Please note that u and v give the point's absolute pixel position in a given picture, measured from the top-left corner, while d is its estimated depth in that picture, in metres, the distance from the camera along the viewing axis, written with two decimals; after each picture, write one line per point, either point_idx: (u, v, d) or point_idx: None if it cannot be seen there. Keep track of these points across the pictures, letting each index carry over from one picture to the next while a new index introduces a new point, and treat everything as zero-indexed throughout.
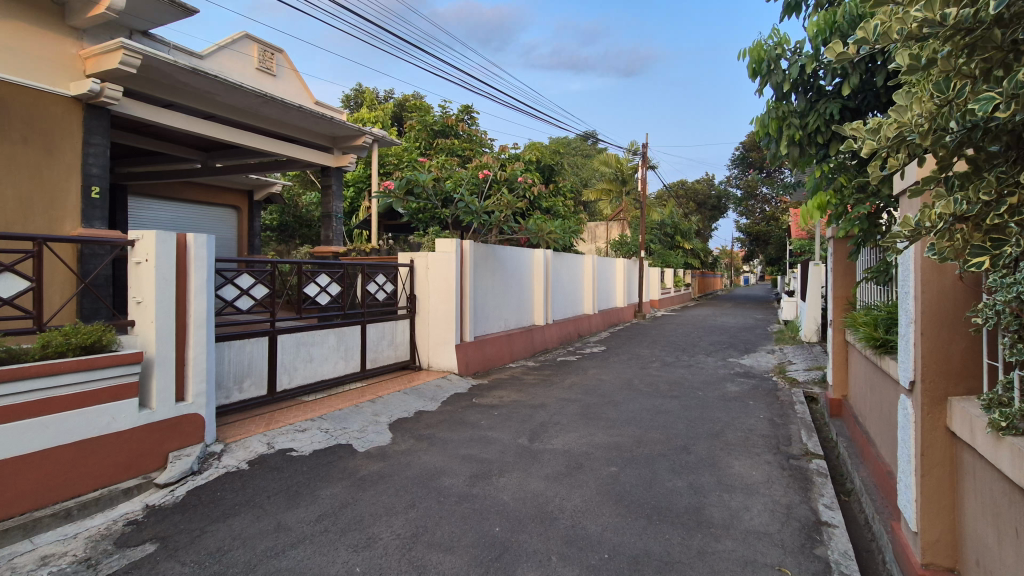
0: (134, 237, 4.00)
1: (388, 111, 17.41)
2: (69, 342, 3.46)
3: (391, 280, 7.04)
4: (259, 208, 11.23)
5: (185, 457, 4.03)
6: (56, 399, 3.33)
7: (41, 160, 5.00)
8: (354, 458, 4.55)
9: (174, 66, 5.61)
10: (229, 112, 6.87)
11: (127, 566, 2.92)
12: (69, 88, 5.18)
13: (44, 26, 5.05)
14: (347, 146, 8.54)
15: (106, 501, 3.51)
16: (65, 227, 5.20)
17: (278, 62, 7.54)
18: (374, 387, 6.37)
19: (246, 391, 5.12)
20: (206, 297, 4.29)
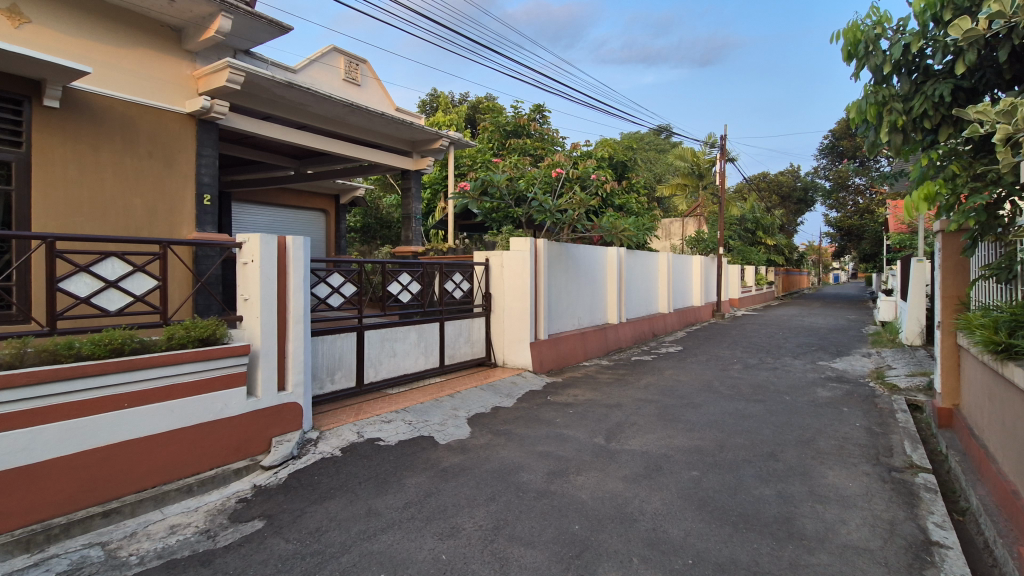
0: (242, 239, 4.36)
1: (462, 114, 17.84)
2: (189, 334, 3.84)
3: (468, 279, 7.22)
4: (344, 211, 11.91)
5: (286, 442, 4.37)
6: (179, 385, 3.72)
7: (162, 171, 5.59)
8: (436, 450, 4.73)
9: (273, 81, 6.05)
10: (318, 121, 7.32)
11: (239, 539, 3.22)
12: (185, 106, 5.76)
13: (164, 51, 5.63)
14: (425, 149, 8.86)
15: (221, 479, 3.89)
16: (183, 232, 5.78)
17: (362, 72, 7.94)
18: (452, 382, 6.58)
19: (338, 383, 5.47)
20: (303, 295, 4.62)
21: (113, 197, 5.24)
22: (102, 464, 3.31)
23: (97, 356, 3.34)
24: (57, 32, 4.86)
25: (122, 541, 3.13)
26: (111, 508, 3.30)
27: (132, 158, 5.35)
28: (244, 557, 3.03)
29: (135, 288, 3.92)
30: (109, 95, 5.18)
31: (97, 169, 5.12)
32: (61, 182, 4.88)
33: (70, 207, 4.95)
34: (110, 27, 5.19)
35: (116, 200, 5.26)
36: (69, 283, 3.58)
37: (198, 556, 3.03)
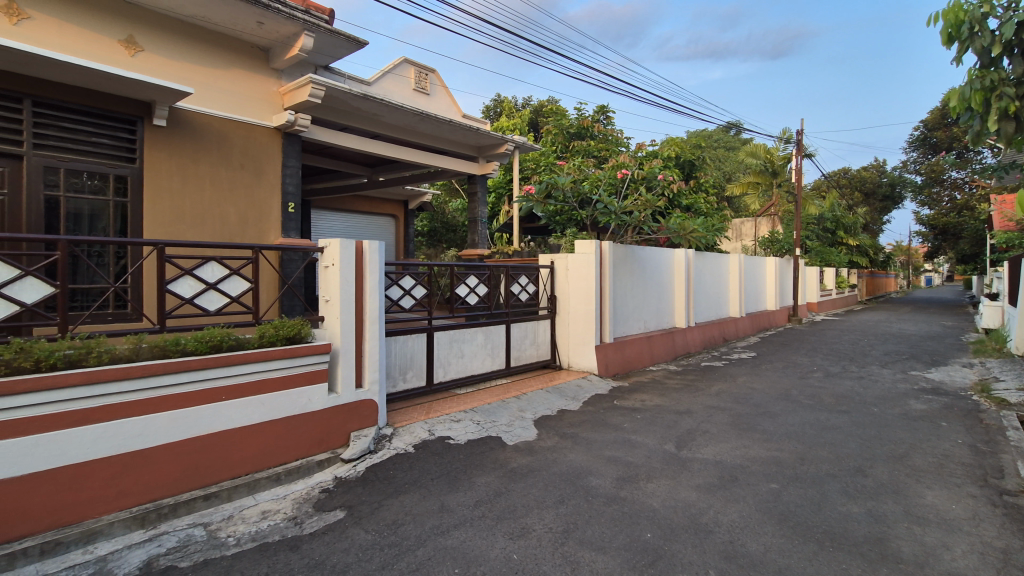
0: (323, 244, 4.62)
1: (526, 118, 17.97)
2: (277, 333, 4.10)
3: (533, 281, 7.27)
4: (413, 216, 12.32)
5: (363, 437, 4.57)
6: (270, 380, 3.99)
7: (252, 182, 6.02)
8: (504, 451, 4.79)
9: (350, 94, 6.37)
10: (390, 131, 7.62)
11: (323, 527, 3.40)
12: (272, 120, 6.19)
13: (254, 70, 6.07)
14: (491, 154, 9.01)
15: (305, 470, 4.13)
16: (270, 237, 6.21)
17: (431, 81, 8.19)
18: (518, 384, 6.63)
19: (409, 382, 5.66)
20: (379, 297, 4.82)
21: (211, 206, 5.69)
22: (203, 451, 3.61)
23: (199, 352, 3.64)
24: (164, 58, 5.36)
25: (221, 523, 3.39)
26: (211, 491, 3.59)
27: (226, 170, 5.80)
28: (328, 545, 3.19)
29: (231, 290, 4.24)
30: (207, 113, 5.64)
31: (197, 181, 5.58)
32: (167, 193, 5.36)
33: (175, 216, 5.42)
34: (208, 51, 5.66)
35: (213, 209, 5.71)
36: (176, 285, 3.92)
37: (287, 540, 3.23)
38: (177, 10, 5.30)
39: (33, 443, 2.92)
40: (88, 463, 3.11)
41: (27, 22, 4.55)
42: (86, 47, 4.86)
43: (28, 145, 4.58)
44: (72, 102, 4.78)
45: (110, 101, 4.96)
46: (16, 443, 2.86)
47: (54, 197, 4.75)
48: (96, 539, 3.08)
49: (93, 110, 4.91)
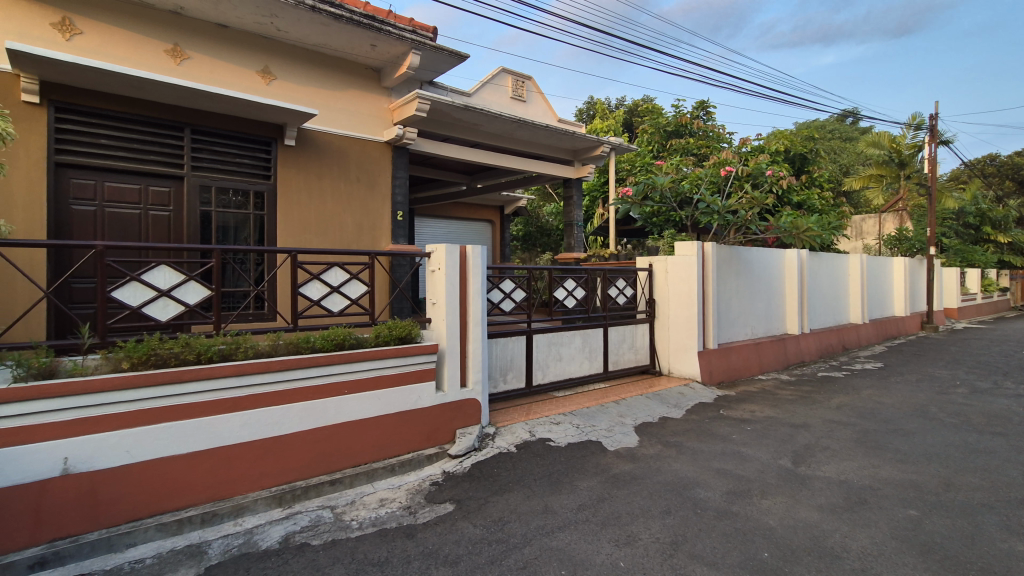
0: (430, 249, 4.86)
1: (619, 119, 17.67)
2: (391, 334, 4.41)
3: (631, 284, 7.13)
4: (509, 221, 12.60)
5: (469, 435, 4.75)
6: (385, 377, 4.28)
7: (366, 193, 6.50)
8: (606, 456, 4.73)
9: (452, 106, 6.65)
10: (489, 139, 7.86)
11: (435, 518, 3.57)
12: (383, 135, 6.64)
13: (368, 90, 6.54)
14: (586, 157, 8.98)
15: (416, 463, 4.36)
16: (382, 244, 6.64)
17: (528, 88, 8.32)
18: (616, 389, 6.54)
19: (510, 383, 5.78)
20: (481, 300, 4.98)
21: (331, 216, 6.21)
22: (329, 440, 3.94)
23: (326, 349, 4.00)
24: (293, 84, 5.96)
25: (346, 507, 3.68)
26: (336, 477, 3.91)
27: (344, 182, 6.31)
28: (440, 535, 3.35)
29: (353, 293, 4.59)
30: (329, 131, 6.17)
31: (320, 194, 6.13)
32: (296, 206, 5.94)
33: (303, 226, 5.98)
34: (329, 74, 6.20)
35: (333, 219, 6.23)
36: (307, 288, 4.33)
37: (403, 528, 3.43)
38: (303, 40, 5.87)
39: (196, 425, 3.37)
40: (238, 445, 3.53)
41: (187, 62, 5.28)
42: (232, 79, 5.54)
43: (188, 167, 5.30)
44: (221, 128, 5.46)
45: (250, 125, 5.60)
46: (184, 425, 3.32)
47: (208, 212, 5.45)
48: (244, 513, 3.47)
49: (237, 134, 5.57)
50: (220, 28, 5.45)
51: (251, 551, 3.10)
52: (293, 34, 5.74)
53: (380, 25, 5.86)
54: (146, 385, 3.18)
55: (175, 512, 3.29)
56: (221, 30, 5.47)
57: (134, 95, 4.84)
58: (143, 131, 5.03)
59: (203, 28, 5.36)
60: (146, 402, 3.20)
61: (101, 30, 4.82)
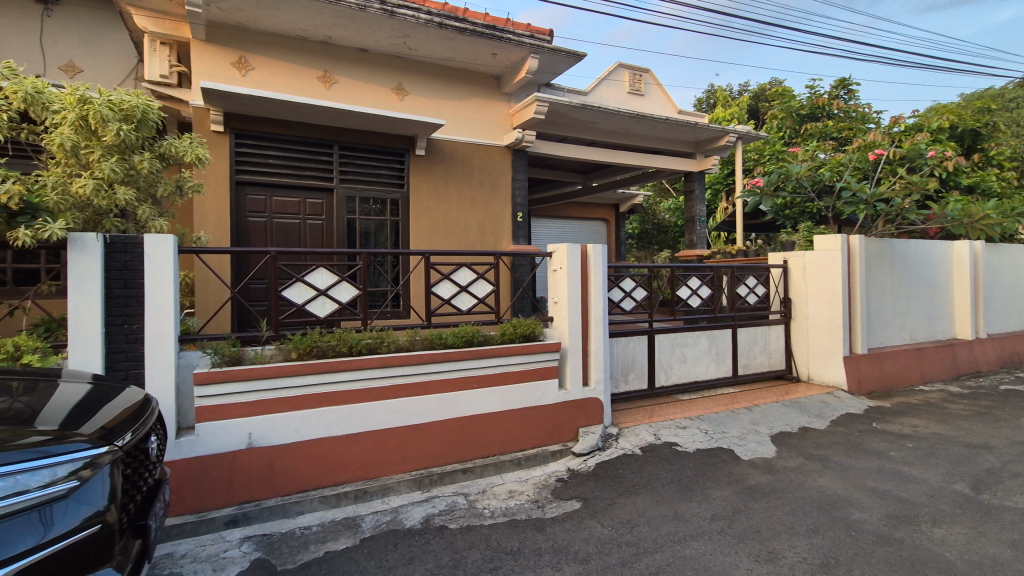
0: (552, 249, 4.92)
1: (742, 106, 16.51)
2: (516, 332, 4.54)
3: (763, 282, 6.64)
4: (624, 219, 12.36)
5: (592, 434, 4.74)
6: (510, 373, 4.41)
7: (488, 196, 6.76)
8: (740, 465, 4.45)
9: (570, 106, 6.66)
10: (605, 136, 7.77)
11: (563, 514, 3.61)
12: (502, 139, 6.85)
13: (488, 97, 6.80)
14: (710, 148, 8.51)
15: (541, 458, 4.45)
16: (503, 244, 6.86)
17: (645, 81, 8.07)
18: (747, 395, 6.12)
19: (631, 384, 5.67)
20: (602, 298, 4.94)
21: (457, 219, 6.55)
22: (461, 431, 4.16)
23: (456, 345, 4.24)
24: (422, 97, 6.37)
25: (478, 495, 3.85)
26: (467, 466, 4.12)
27: (468, 187, 6.62)
28: (569, 532, 3.37)
29: (480, 292, 4.78)
30: (453, 139, 6.51)
31: (447, 199, 6.49)
32: (425, 211, 6.36)
33: (431, 229, 6.38)
34: (454, 85, 6.55)
35: (459, 222, 6.56)
36: (439, 287, 4.60)
37: (532, 521, 3.51)
38: (431, 56, 6.26)
39: (349, 410, 3.75)
40: (382, 431, 3.86)
41: (335, 85, 5.88)
42: (371, 97, 6.07)
43: (336, 180, 5.91)
44: (362, 143, 6.01)
45: (386, 139, 6.11)
46: (339, 410, 3.71)
47: (353, 219, 6.02)
48: (389, 493, 3.79)
49: (376, 148, 6.10)
50: (361, 52, 6.01)
51: (397, 528, 3.36)
52: (422, 51, 6.14)
53: (501, 33, 6.04)
54: (309, 373, 3.60)
55: (334, 487, 3.69)
56: (362, 53, 6.01)
57: (293, 119, 5.51)
58: (300, 149, 5.72)
59: (348, 53, 5.94)
60: (310, 388, 3.62)
61: (268, 65, 5.55)
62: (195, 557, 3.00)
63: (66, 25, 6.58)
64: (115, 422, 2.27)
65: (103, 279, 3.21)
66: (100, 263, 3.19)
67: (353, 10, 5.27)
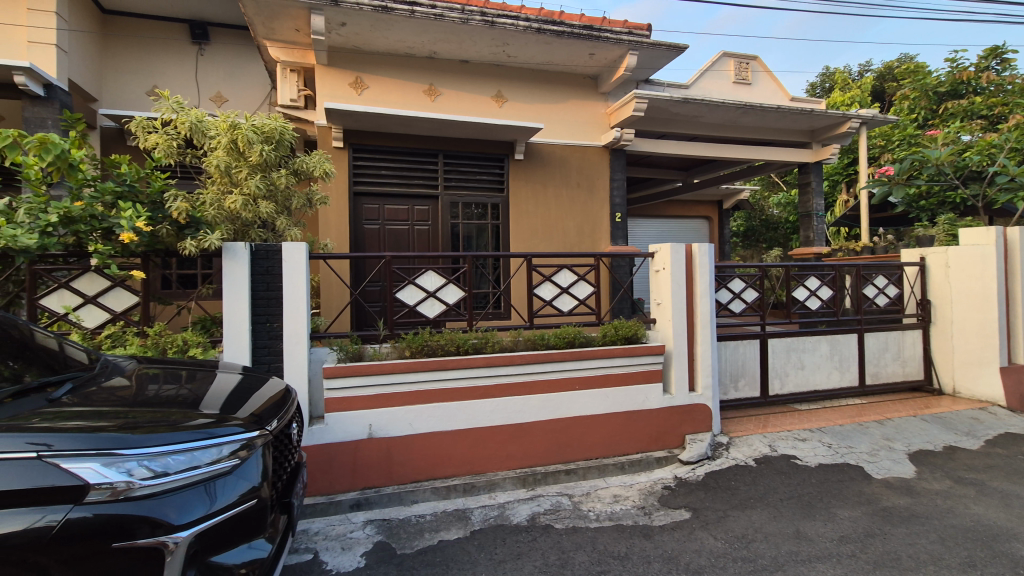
0: (654, 249, 4.78)
1: (865, 88, 14.94)
2: (618, 333, 4.49)
3: (895, 283, 5.97)
4: (728, 216, 11.71)
5: (700, 441, 4.54)
6: (613, 375, 4.35)
7: (586, 197, 6.73)
8: (871, 484, 4.03)
9: (671, 101, 6.44)
10: (709, 130, 7.41)
11: (672, 522, 3.49)
12: (600, 139, 6.79)
13: (586, 97, 6.77)
14: (827, 136, 7.81)
15: (646, 464, 4.34)
16: (602, 246, 6.79)
17: (753, 68, 7.59)
18: (878, 407, 5.52)
19: (742, 391, 5.35)
20: (709, 300, 4.72)
21: (555, 221, 6.59)
22: (564, 432, 4.18)
23: (559, 346, 4.27)
24: (520, 103, 6.50)
25: (582, 497, 3.85)
26: (571, 468, 4.13)
27: (567, 189, 6.64)
28: (679, 542, 3.25)
29: (580, 294, 4.77)
30: (551, 142, 6.56)
31: (546, 201, 6.56)
32: (525, 214, 6.48)
33: (530, 232, 6.48)
34: (552, 89, 6.60)
35: (558, 224, 6.60)
36: (541, 289, 4.66)
37: (640, 527, 3.43)
38: (530, 61, 6.36)
39: (457, 407, 3.91)
40: (488, 428, 3.99)
41: (440, 97, 6.18)
42: (472, 106, 6.30)
43: (441, 187, 6.20)
44: (464, 151, 6.26)
45: (487, 146, 6.30)
46: (447, 406, 3.89)
47: (457, 224, 6.29)
48: (496, 489, 3.91)
49: (477, 154, 6.32)
50: (464, 63, 6.25)
51: (505, 524, 3.45)
52: (520, 57, 6.26)
53: (599, 33, 5.97)
54: (420, 370, 3.81)
55: (444, 480, 3.88)
56: (464, 65, 6.26)
57: (402, 131, 5.88)
58: (409, 160, 6.08)
59: (451, 66, 6.22)
60: (422, 384, 3.83)
61: (380, 83, 5.97)
62: (327, 535, 3.29)
63: (215, 62, 7.55)
64: (263, 410, 2.56)
65: (250, 283, 3.64)
66: (248, 269, 3.62)
67: (456, 24, 5.50)
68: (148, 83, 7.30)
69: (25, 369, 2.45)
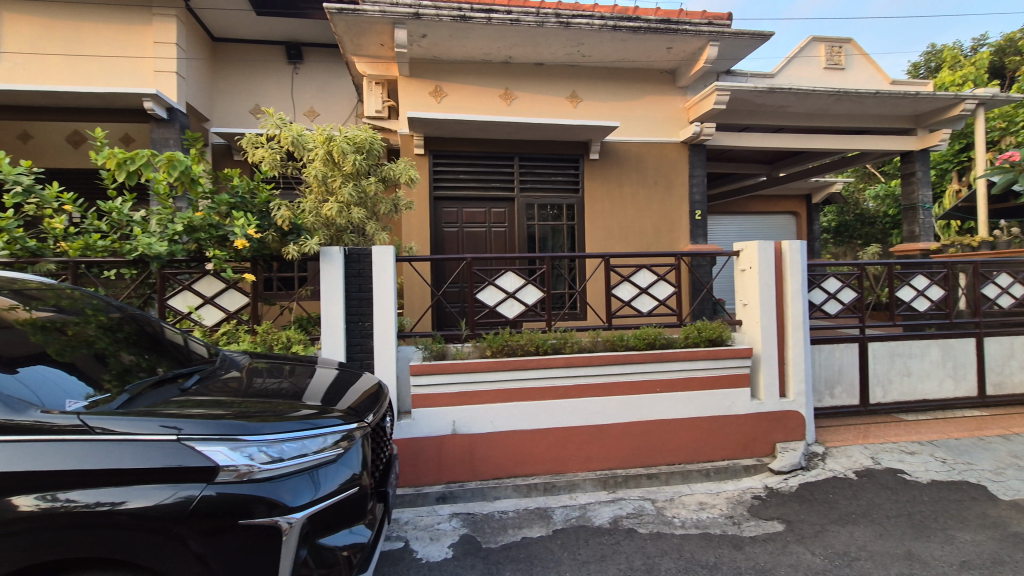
0: (740, 248, 4.57)
1: (980, 65, 13.42)
2: (701, 335, 4.34)
3: (1021, 281, 5.33)
4: (818, 211, 10.96)
5: (792, 450, 4.29)
6: (696, 378, 4.21)
7: (665, 195, 6.57)
8: (996, 506, 3.61)
9: (755, 91, 6.13)
10: (797, 120, 6.98)
11: (764, 534, 3.32)
12: (678, 135, 6.59)
13: (663, 93, 6.60)
14: (935, 121, 7.11)
15: (733, 472, 4.17)
16: (681, 245, 6.59)
17: (847, 52, 7.06)
18: (1002, 420, 4.95)
19: (839, 398, 4.99)
20: (802, 301, 4.44)
21: (632, 221, 6.48)
22: (645, 435, 4.11)
23: (639, 347, 4.19)
24: (595, 102, 6.45)
25: (666, 502, 3.75)
26: (653, 472, 4.05)
27: (643, 187, 6.51)
28: (772, 554, 3.09)
29: (660, 294, 4.66)
30: (627, 140, 6.46)
31: (622, 200, 6.46)
32: (601, 214, 6.42)
33: (606, 232, 6.42)
34: (627, 86, 6.50)
35: (634, 224, 6.48)
36: (619, 290, 4.60)
37: (729, 537, 3.30)
38: (605, 60, 6.29)
39: (538, 406, 3.96)
40: (568, 428, 4.00)
41: (515, 101, 6.27)
42: (547, 108, 6.33)
43: (517, 189, 6.29)
44: (540, 152, 6.31)
45: (563, 146, 6.31)
46: (528, 406, 3.94)
47: (532, 226, 6.34)
48: (576, 490, 3.91)
49: (552, 156, 6.35)
50: (539, 66, 6.30)
51: (587, 525, 3.44)
52: (595, 56, 6.22)
53: (677, 26, 5.80)
54: (501, 369, 3.89)
55: (525, 478, 3.94)
56: (539, 67, 6.31)
57: (479, 136, 6.02)
58: (486, 163, 6.22)
59: (527, 70, 6.29)
60: (503, 383, 3.91)
61: (458, 90, 6.15)
62: (416, 525, 3.45)
63: (307, 79, 8.11)
64: (361, 403, 2.72)
65: (344, 285, 3.88)
66: (342, 272, 3.86)
67: (531, 27, 5.56)
68: (250, 102, 7.98)
69: (160, 361, 2.76)
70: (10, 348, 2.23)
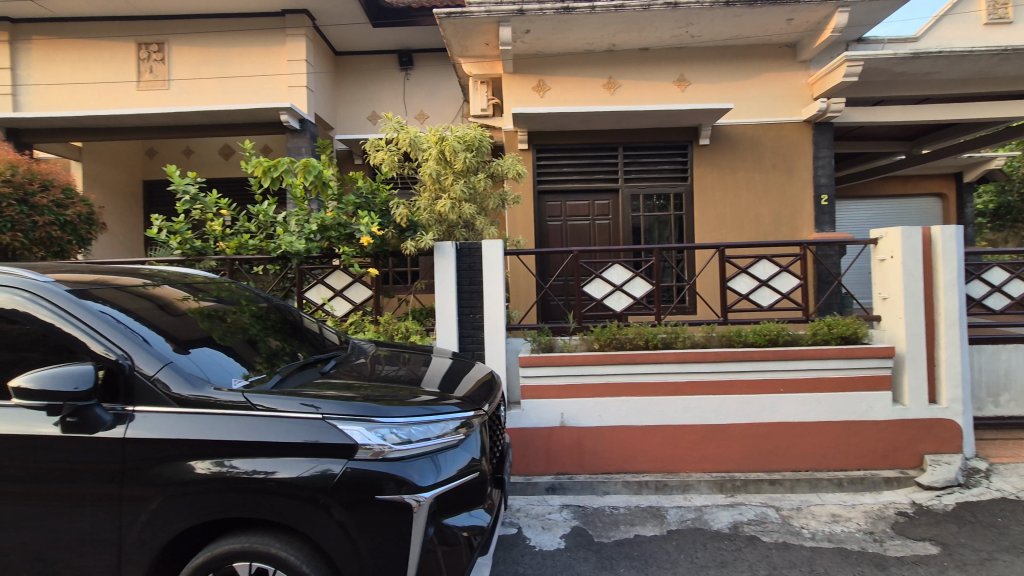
0: (878, 235, 4.09)
1: None
2: (832, 332, 3.96)
3: None
4: (972, 190, 9.53)
5: (946, 464, 3.77)
6: (826, 379, 3.85)
7: (785, 180, 6.06)
8: None
9: (895, 58, 5.44)
10: (948, 87, 6.10)
11: (914, 556, 2.95)
12: (800, 114, 6.05)
13: (782, 69, 6.08)
14: None
15: (872, 483, 3.75)
16: (804, 233, 6.07)
17: (1015, 2, 6.02)
18: None
19: (1005, 407, 4.30)
20: (958, 294, 3.88)
21: (748, 209, 6.07)
22: (766, 437, 3.83)
23: (759, 344, 3.90)
24: (705, 84, 6.10)
25: (793, 511, 3.47)
26: (776, 478, 3.77)
27: (760, 172, 6.06)
28: None
29: (783, 287, 4.31)
30: (741, 123, 6.05)
31: (735, 188, 6.07)
32: (712, 202, 6.08)
33: (718, 222, 6.07)
34: (741, 65, 6.08)
35: (750, 212, 6.07)
36: (735, 282, 4.33)
37: (871, 555, 2.97)
38: (716, 38, 5.92)
39: (647, 401, 3.85)
40: (680, 426, 3.84)
41: (620, 89, 6.12)
42: (653, 94, 6.10)
43: (622, 180, 6.15)
44: (646, 141, 6.11)
45: (670, 134, 6.06)
46: (638, 401, 3.85)
47: (638, 217, 6.16)
48: (691, 491, 3.75)
49: (659, 144, 6.12)
50: (644, 51, 6.09)
51: (705, 528, 3.29)
52: (705, 36, 5.87)
53: None
54: (610, 363, 3.84)
55: (635, 475, 3.85)
56: (644, 53, 6.10)
57: (582, 128, 5.97)
58: (591, 155, 6.16)
59: (632, 56, 6.10)
60: (611, 377, 3.85)
61: (562, 83, 6.13)
62: (528, 513, 3.52)
63: (415, 83, 8.54)
64: (477, 392, 2.82)
65: (456, 278, 4.04)
66: (455, 266, 4.02)
67: (637, 11, 5.39)
68: (366, 109, 8.57)
69: (301, 347, 3.07)
70: (187, 332, 2.59)
